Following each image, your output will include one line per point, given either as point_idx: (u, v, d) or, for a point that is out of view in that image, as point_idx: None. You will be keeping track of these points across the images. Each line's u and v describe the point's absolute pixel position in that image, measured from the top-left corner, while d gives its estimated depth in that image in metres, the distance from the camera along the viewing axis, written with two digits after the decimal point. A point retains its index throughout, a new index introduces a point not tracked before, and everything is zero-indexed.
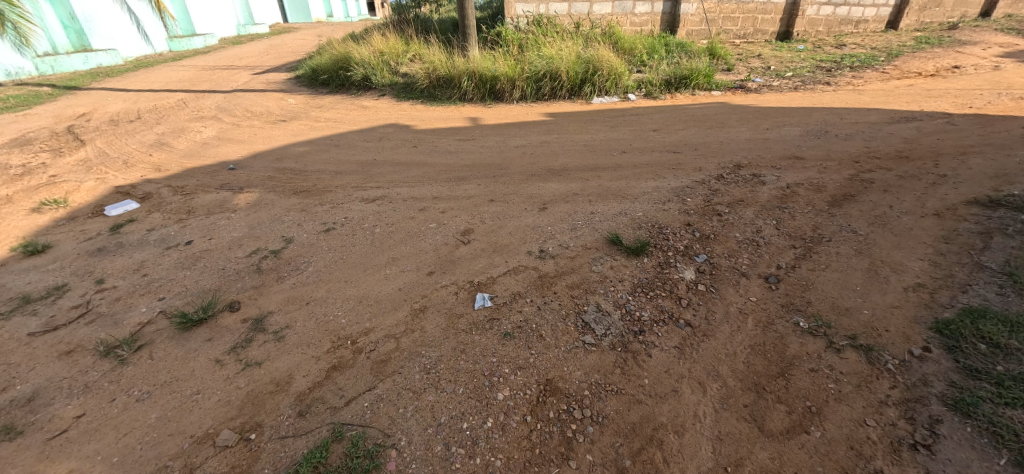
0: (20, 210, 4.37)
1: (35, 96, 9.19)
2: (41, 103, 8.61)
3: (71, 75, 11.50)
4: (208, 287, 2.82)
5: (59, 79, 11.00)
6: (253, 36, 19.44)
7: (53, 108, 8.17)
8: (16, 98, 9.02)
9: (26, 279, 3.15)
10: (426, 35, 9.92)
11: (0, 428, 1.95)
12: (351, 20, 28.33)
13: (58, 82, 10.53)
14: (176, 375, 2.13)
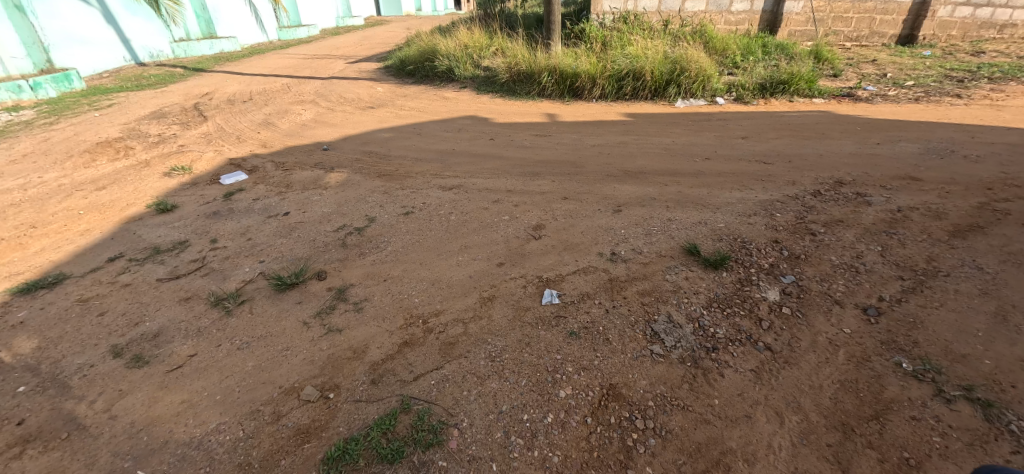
0: (155, 173, 5.07)
1: (170, 76, 10.58)
2: (175, 82, 9.89)
3: (200, 59, 13.07)
4: (300, 255, 3.10)
5: (191, 62, 12.57)
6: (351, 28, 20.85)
7: (184, 87, 9.35)
8: (156, 77, 10.45)
9: (157, 233, 3.66)
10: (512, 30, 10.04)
11: (132, 357, 2.29)
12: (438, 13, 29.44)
13: (190, 64, 12.05)
14: (271, 330, 2.38)
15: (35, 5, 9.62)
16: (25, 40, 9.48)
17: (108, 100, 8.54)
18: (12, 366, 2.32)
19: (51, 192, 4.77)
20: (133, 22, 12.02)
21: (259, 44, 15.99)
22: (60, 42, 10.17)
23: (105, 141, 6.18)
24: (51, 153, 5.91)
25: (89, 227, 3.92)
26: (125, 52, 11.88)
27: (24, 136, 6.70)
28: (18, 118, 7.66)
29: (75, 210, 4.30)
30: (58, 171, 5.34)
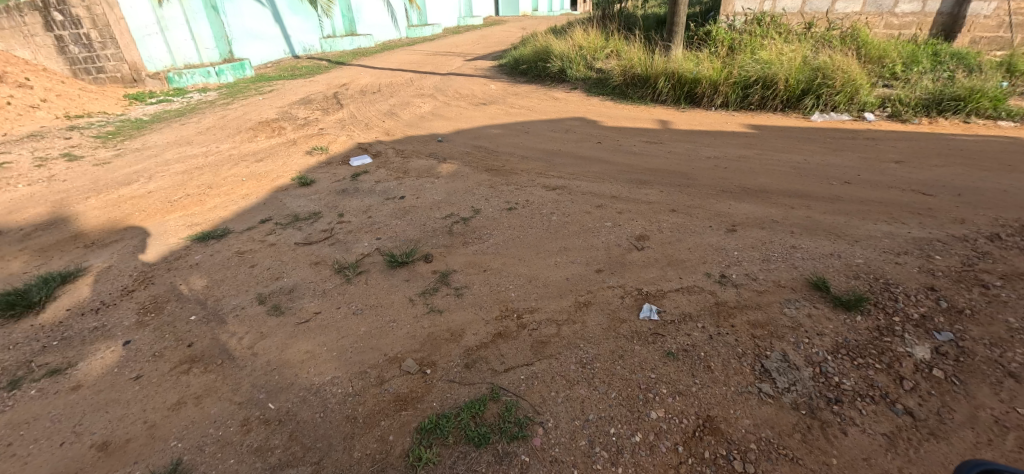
0: (300, 152, 5.84)
1: (317, 68, 12.10)
2: (320, 73, 11.27)
3: (341, 54, 14.72)
4: (411, 237, 3.35)
5: (334, 56, 14.22)
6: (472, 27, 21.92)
7: (327, 78, 10.61)
8: (307, 69, 12.01)
9: (297, 203, 4.21)
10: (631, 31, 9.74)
11: (273, 306, 2.68)
12: (553, 13, 29.65)
13: (333, 58, 13.64)
14: (382, 302, 2.61)
15: (226, 6, 11.76)
16: (218, 35, 11.66)
17: (269, 87, 10.02)
18: (187, 299, 2.85)
19: (223, 160, 5.74)
20: (294, 21, 14.06)
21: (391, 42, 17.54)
22: (241, 37, 12.33)
23: (265, 121, 7.27)
24: (226, 128, 7.11)
25: (248, 193, 4.65)
26: (285, 46, 13.87)
27: (207, 113, 8.15)
28: (205, 98, 9.33)
29: (239, 177, 5.13)
30: (230, 144, 6.40)
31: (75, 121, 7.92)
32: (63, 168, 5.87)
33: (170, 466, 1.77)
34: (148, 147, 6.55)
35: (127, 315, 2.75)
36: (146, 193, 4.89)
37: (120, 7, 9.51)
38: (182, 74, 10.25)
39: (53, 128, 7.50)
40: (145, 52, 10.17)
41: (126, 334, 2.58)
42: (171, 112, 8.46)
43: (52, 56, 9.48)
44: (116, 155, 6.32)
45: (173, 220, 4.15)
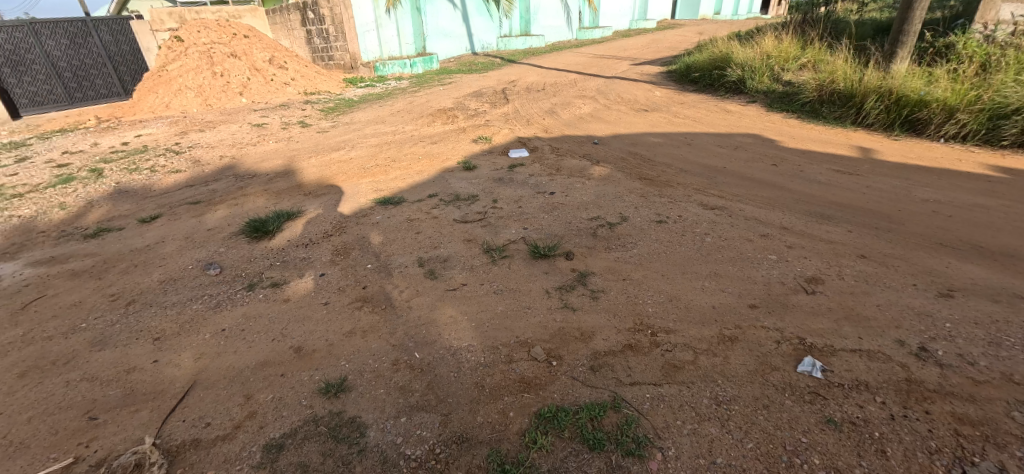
0: (467, 139, 6.43)
1: (490, 65, 13.10)
2: (493, 70, 12.18)
3: (513, 52, 15.61)
4: (556, 232, 3.44)
5: (508, 54, 15.17)
6: (643, 30, 21.24)
7: (498, 74, 11.40)
8: (483, 65, 13.09)
9: (460, 184, 4.66)
10: (838, 39, 8.33)
11: (429, 271, 3.04)
12: (738, 18, 26.99)
13: (506, 56, 14.59)
14: (521, 287, 2.75)
15: (426, 8, 13.47)
16: (417, 32, 13.45)
17: (450, 79, 11.20)
18: (366, 250, 3.40)
19: (406, 139, 6.64)
20: (479, 21, 15.41)
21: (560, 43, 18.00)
22: (434, 34, 14.01)
23: (442, 109, 8.15)
24: (412, 112, 8.18)
25: (422, 170, 5.31)
26: (467, 44, 15.30)
27: (399, 99, 9.48)
28: (399, 85, 10.88)
29: (416, 155, 5.88)
30: (413, 126, 7.35)
31: (309, 98, 10.00)
32: (297, 132, 7.46)
33: (338, 380, 2.16)
34: (354, 122, 7.91)
35: (324, 254, 3.41)
36: (347, 159, 5.93)
37: (352, 7, 11.65)
38: (385, 64, 12.04)
39: (295, 101, 9.60)
40: (363, 45, 12.36)
41: (321, 269, 3.20)
42: (373, 95, 10.04)
43: (301, 45, 12.92)
44: (332, 126, 7.80)
45: (364, 184, 4.97)
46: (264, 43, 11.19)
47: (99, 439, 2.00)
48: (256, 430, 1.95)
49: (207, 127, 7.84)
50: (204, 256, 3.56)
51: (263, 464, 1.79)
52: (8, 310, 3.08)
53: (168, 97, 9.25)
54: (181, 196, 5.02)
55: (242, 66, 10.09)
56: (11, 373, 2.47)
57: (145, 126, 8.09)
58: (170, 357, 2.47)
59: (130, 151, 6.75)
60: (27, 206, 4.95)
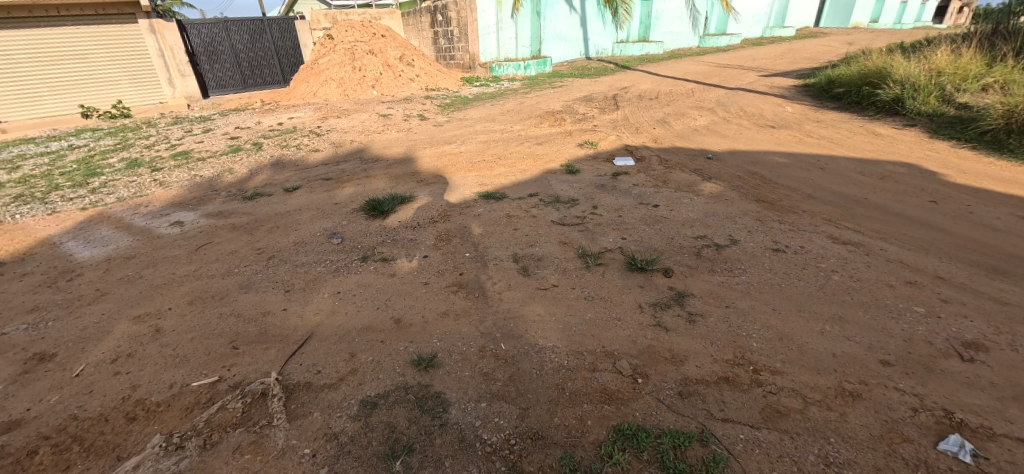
0: (572, 143, 6.41)
1: (604, 70, 12.90)
2: (606, 75, 11.98)
3: (629, 58, 15.12)
4: (656, 247, 3.28)
5: (623, 59, 14.81)
6: (779, 39, 19.31)
7: (611, 80, 11.19)
8: (596, 70, 12.92)
9: (561, 187, 4.68)
10: None
11: (523, 267, 3.09)
12: (900, 27, 23.32)
13: (620, 62, 14.25)
14: (613, 298, 2.68)
15: (546, 12, 13.68)
16: (534, 35, 13.67)
17: (561, 82, 11.26)
18: (466, 239, 3.58)
19: (513, 138, 6.82)
20: (597, 25, 15.19)
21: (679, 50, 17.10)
22: (551, 37, 14.12)
23: (550, 112, 8.23)
24: (521, 113, 8.37)
25: (526, 169, 5.42)
26: (582, 48, 15.13)
27: (510, 99, 9.77)
28: (511, 86, 11.22)
29: (521, 154, 6.01)
30: (521, 126, 7.53)
31: (429, 93, 10.75)
32: (416, 124, 8.07)
33: (429, 356, 2.31)
34: (466, 119, 8.33)
35: (429, 238, 3.66)
36: (457, 152, 6.28)
37: (477, 10, 12.43)
38: (501, 65, 12.47)
39: (416, 96, 10.40)
40: (482, 46, 13.01)
41: (424, 251, 3.44)
42: (486, 94, 10.48)
43: (428, 45, 14.26)
44: (447, 120, 8.30)
45: (469, 178, 5.21)
46: (398, 42, 12.27)
47: (238, 365, 2.39)
48: (355, 386, 2.17)
49: (343, 114, 8.84)
50: (330, 227, 4.02)
51: (359, 416, 1.99)
52: (186, 250, 3.80)
53: (315, 87, 10.65)
54: (317, 172, 5.74)
55: (377, 62, 11.15)
56: (183, 300, 3.05)
57: (296, 110, 9.38)
58: (296, 308, 2.85)
59: (283, 130, 7.89)
60: (206, 168, 6.05)
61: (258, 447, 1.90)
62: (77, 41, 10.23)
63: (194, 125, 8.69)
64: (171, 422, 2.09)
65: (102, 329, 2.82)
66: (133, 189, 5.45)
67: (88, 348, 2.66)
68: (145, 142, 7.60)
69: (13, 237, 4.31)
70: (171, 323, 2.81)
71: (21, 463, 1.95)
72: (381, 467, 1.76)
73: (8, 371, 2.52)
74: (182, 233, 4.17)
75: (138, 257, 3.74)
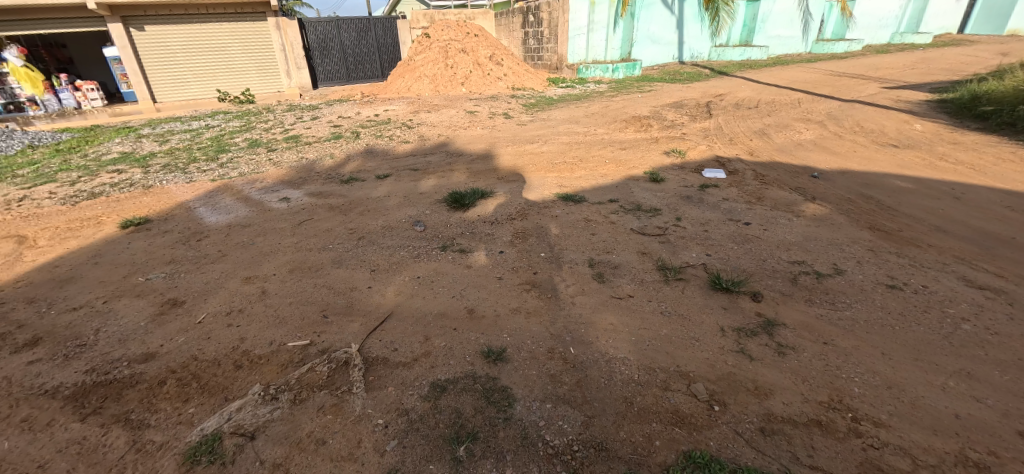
0: (659, 150, 6.16)
1: (699, 75, 12.23)
2: (700, 81, 11.36)
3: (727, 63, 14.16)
4: (744, 267, 3.06)
5: (721, 64, 13.92)
6: (911, 47, 16.99)
7: (706, 86, 10.57)
8: (689, 75, 12.29)
9: (643, 195, 4.52)
10: None
11: (597, 273, 3.05)
12: None
13: (717, 67, 13.42)
14: (692, 316, 2.55)
15: (641, 13, 13.25)
16: (626, 37, 13.25)
17: (650, 86, 10.87)
18: (543, 239, 3.59)
19: (596, 142, 6.71)
20: (694, 28, 14.39)
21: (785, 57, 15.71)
22: (642, 40, 13.66)
23: (636, 116, 7.97)
24: (605, 116, 8.21)
25: (607, 173, 5.30)
26: (675, 51, 14.45)
27: (595, 101, 9.61)
28: (598, 88, 11.04)
29: (603, 158, 5.89)
30: (604, 130, 7.38)
31: (515, 92, 10.93)
32: (500, 122, 8.24)
33: (498, 350, 2.36)
34: (549, 119, 8.34)
35: (505, 234, 3.72)
36: (538, 152, 6.32)
37: (568, 11, 12.36)
38: (588, 67, 12.31)
39: (503, 94, 10.63)
40: (571, 47, 12.97)
41: (500, 247, 3.51)
42: (571, 96, 10.41)
43: (518, 45, 14.53)
44: (530, 120, 8.37)
45: (549, 178, 5.22)
46: (490, 41, 12.61)
47: (327, 333, 2.63)
48: (427, 368, 2.28)
49: (433, 109, 9.28)
50: (414, 214, 4.25)
51: (429, 398, 2.10)
52: (290, 224, 4.23)
53: (410, 82, 11.33)
54: (405, 162, 6.09)
55: (468, 59, 11.55)
56: (285, 268, 3.41)
57: (391, 103, 10.03)
58: (379, 287, 3.06)
59: (378, 121, 8.47)
60: (312, 152, 6.67)
61: (339, 410, 2.08)
62: (217, 36, 11.79)
63: (304, 113, 9.62)
64: (269, 375, 2.35)
65: (220, 285, 3.24)
66: (252, 166, 6.17)
67: (209, 300, 3.06)
68: (264, 126, 8.56)
69: (159, 200, 5.09)
70: (274, 287, 3.15)
71: (153, 390, 2.31)
72: (446, 450, 1.84)
73: (149, 310, 2.99)
74: (288, 208, 4.65)
75: (252, 226, 4.24)
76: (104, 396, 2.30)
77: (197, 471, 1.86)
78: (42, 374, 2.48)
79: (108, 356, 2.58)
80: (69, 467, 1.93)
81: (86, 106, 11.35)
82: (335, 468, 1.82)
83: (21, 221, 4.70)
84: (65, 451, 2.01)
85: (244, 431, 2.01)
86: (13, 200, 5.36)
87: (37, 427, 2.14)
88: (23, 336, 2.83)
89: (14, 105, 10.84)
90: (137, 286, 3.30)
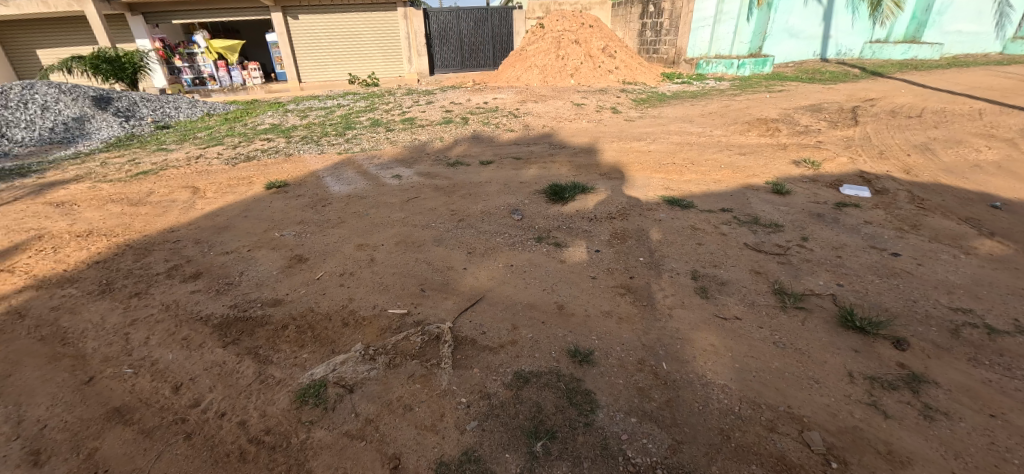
0: (787, 158, 5.49)
1: (845, 75, 10.64)
2: (846, 82, 9.88)
3: (884, 62, 12.06)
4: (886, 307, 2.60)
5: (875, 64, 11.96)
6: None
7: (853, 88, 9.16)
8: (832, 74, 10.75)
9: (762, 207, 4.06)
10: None
11: (701, 288, 2.82)
12: None
13: (870, 66, 11.55)
14: (812, 353, 2.24)
15: (780, 4, 11.85)
16: (758, 29, 11.93)
17: (782, 86, 9.72)
18: (643, 243, 3.41)
19: (711, 144, 6.19)
20: (845, 20, 12.46)
21: (964, 57, 12.93)
22: (778, 33, 12.20)
23: (762, 119, 7.19)
24: (725, 117, 7.53)
25: (721, 179, 4.87)
26: (817, 47, 12.72)
27: (715, 100, 8.86)
28: (719, 86, 10.18)
29: (718, 163, 5.41)
30: (722, 131, 6.77)
31: (626, 86, 10.51)
32: (607, 116, 7.99)
33: (585, 351, 2.31)
34: (660, 116, 7.89)
35: (604, 233, 3.60)
36: (646, 151, 6.01)
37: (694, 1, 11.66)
38: (709, 62, 11.48)
39: (612, 88, 10.29)
40: (693, 40, 12.14)
41: (597, 245, 3.41)
42: (687, 92, 9.73)
43: (633, 36, 14.01)
44: (639, 116, 7.99)
45: (655, 179, 4.94)
46: (604, 32, 12.20)
47: (423, 306, 2.78)
48: (513, 356, 2.31)
49: (540, 99, 9.29)
50: (514, 203, 4.30)
51: (511, 386, 2.12)
52: (399, 200, 4.55)
53: (521, 72, 11.51)
54: (509, 150, 6.20)
55: (581, 51, 11.35)
56: (392, 240, 3.67)
57: (500, 91, 10.26)
58: (474, 270, 3.16)
59: (487, 109, 8.71)
60: (424, 134, 7.10)
61: (427, 381, 2.20)
62: (356, 23, 13.05)
63: (421, 97, 10.23)
64: (370, 336, 2.55)
65: (338, 248, 3.59)
66: (372, 143, 6.75)
67: (327, 260, 3.42)
68: (385, 107, 9.30)
69: (297, 167, 5.79)
70: (382, 256, 3.42)
71: (278, 332, 2.65)
72: (523, 442, 1.86)
73: (280, 262, 3.44)
74: (400, 185, 4.99)
75: (368, 198, 4.64)
76: (241, 330, 2.69)
77: (304, 411, 2.09)
78: (199, 302, 2.98)
79: (247, 296, 3.02)
80: (212, 384, 2.30)
81: (249, 83, 13.24)
82: (418, 435, 1.93)
83: (196, 175, 5.68)
84: (210, 370, 2.39)
85: (345, 383, 2.22)
86: (192, 157, 6.51)
87: (192, 346, 2.58)
88: (189, 268, 3.43)
89: (199, 80, 13.18)
90: (273, 240, 3.80)
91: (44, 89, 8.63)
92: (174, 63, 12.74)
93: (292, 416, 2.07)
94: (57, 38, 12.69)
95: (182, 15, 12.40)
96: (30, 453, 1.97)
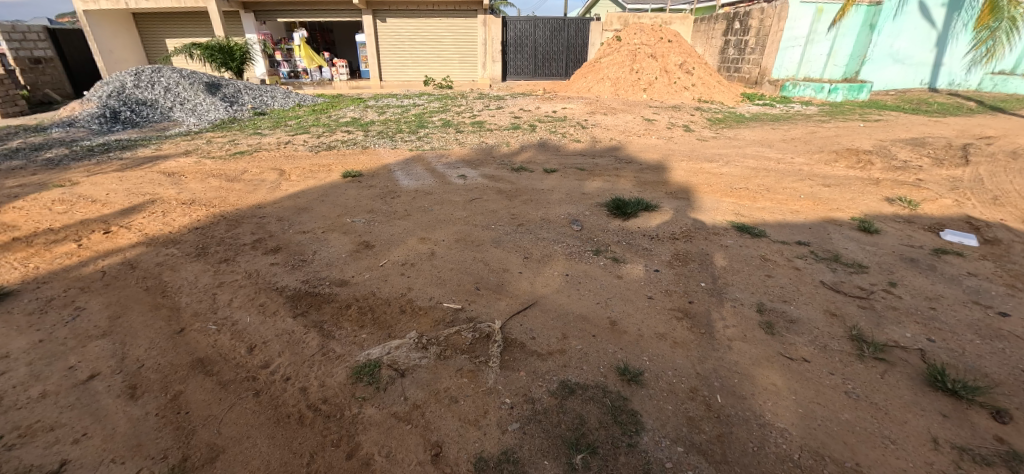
0: (879, 194, 5.03)
1: (956, 108, 9.58)
2: (957, 116, 8.89)
3: (1007, 97, 10.65)
4: (987, 372, 2.31)
5: (995, 98, 10.59)
6: None
7: (966, 123, 8.22)
8: (941, 106, 9.71)
9: (845, 245, 3.76)
10: None
11: (767, 322, 2.66)
12: None
13: (989, 101, 10.28)
14: (890, 410, 2.04)
15: (886, 25, 10.96)
16: (856, 53, 11.13)
17: (879, 115, 8.93)
18: (706, 268, 3.28)
19: (791, 172, 5.81)
20: (962, 46, 11.13)
21: None
22: (880, 58, 11.30)
23: (853, 149, 6.63)
24: (810, 144, 7.04)
25: (799, 210, 4.57)
26: (926, 75, 11.58)
27: (799, 125, 8.33)
28: (805, 111, 9.55)
29: (797, 192, 5.08)
30: (805, 160, 6.33)
31: (701, 105, 10.14)
32: (679, 134, 7.75)
33: (634, 370, 2.26)
34: (737, 138, 7.53)
35: (666, 254, 3.50)
36: (716, 172, 5.77)
37: (785, 19, 10.89)
38: (796, 85, 10.79)
39: (687, 105, 9.98)
40: (779, 61, 11.44)
41: (657, 265, 3.32)
42: (768, 115, 9.19)
43: (714, 53, 13.79)
44: (713, 136, 7.67)
45: (725, 203, 4.73)
46: (683, 48, 11.78)
47: (476, 304, 2.85)
48: (560, 365, 2.31)
49: (610, 112, 9.20)
50: (574, 213, 4.30)
51: (556, 394, 2.12)
52: (462, 199, 4.69)
53: (593, 83, 11.48)
54: (574, 160, 6.18)
55: (657, 66, 11.09)
56: (453, 237, 3.79)
57: (570, 101, 10.29)
58: (528, 275, 3.18)
59: (555, 118, 8.76)
60: (491, 138, 7.28)
61: (474, 376, 2.25)
62: (439, 29, 13.70)
63: (491, 102, 10.51)
64: (424, 326, 2.65)
65: (402, 239, 3.78)
66: (442, 142, 7.01)
67: (391, 248, 3.61)
68: (457, 110, 9.64)
69: (371, 159, 6.14)
70: (441, 251, 3.54)
71: (342, 310, 2.82)
72: (562, 452, 1.85)
73: (349, 246, 3.66)
74: (464, 185, 5.14)
75: (434, 194, 4.83)
76: (310, 304, 2.90)
77: (359, 387, 2.22)
78: (276, 274, 3.25)
79: (318, 273, 3.25)
80: (281, 350, 2.49)
81: (337, 79, 14.22)
82: (460, 428, 1.98)
83: (283, 160, 6.17)
84: (280, 336, 2.60)
85: (397, 367, 2.33)
86: (282, 142, 7.12)
87: (267, 312, 2.82)
88: (271, 243, 3.74)
89: (294, 74, 14.25)
90: (345, 224, 4.06)
91: (169, 72, 9.78)
92: (275, 57, 13.93)
93: (347, 390, 2.20)
94: (183, 30, 14.36)
95: (286, 15, 13.63)
96: (129, 387, 2.24)
